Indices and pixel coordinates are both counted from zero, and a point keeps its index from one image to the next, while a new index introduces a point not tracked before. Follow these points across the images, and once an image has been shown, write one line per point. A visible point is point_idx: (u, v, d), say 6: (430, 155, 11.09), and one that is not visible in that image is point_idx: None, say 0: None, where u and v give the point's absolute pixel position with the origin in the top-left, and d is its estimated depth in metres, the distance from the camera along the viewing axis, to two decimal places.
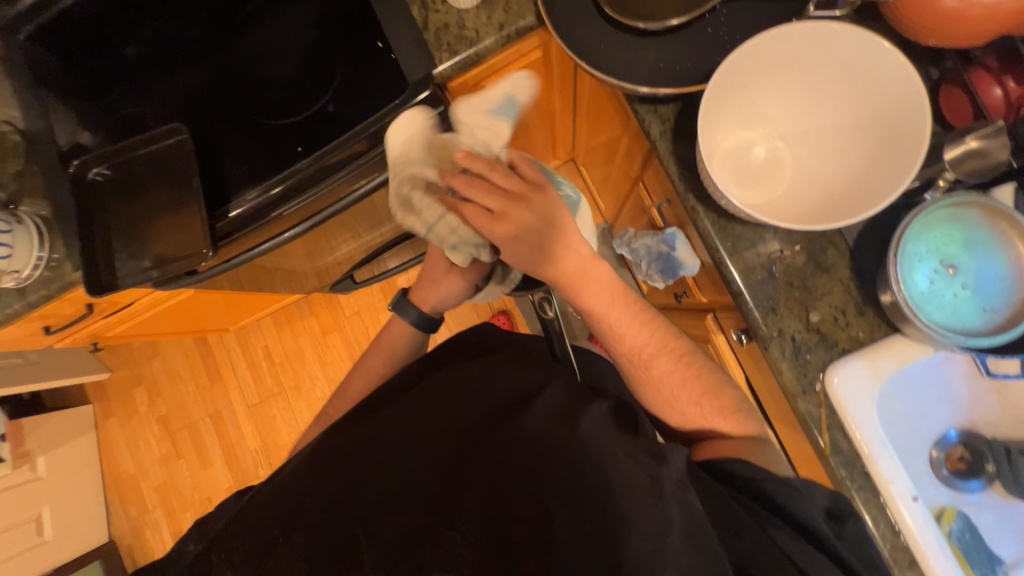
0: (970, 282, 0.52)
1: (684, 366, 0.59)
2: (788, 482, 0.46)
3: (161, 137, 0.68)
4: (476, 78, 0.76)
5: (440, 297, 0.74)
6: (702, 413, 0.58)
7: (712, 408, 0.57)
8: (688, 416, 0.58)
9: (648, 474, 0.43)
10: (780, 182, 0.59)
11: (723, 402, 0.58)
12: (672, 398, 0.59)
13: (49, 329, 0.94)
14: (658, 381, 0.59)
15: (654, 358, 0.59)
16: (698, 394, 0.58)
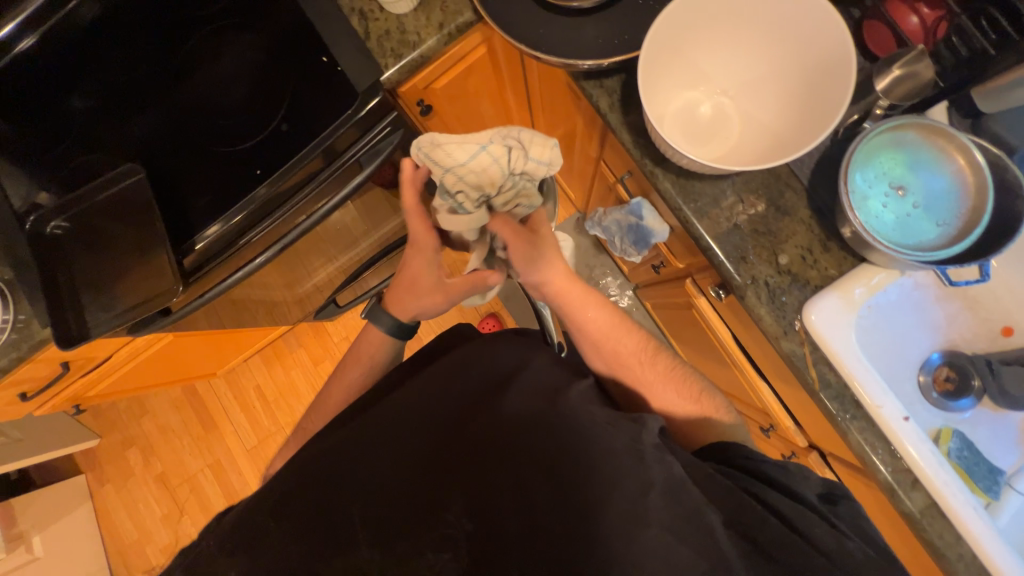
0: (921, 201, 0.56)
1: (676, 372, 0.64)
2: (783, 464, 0.48)
3: (119, 178, 0.67)
4: (424, 82, 0.79)
5: (424, 308, 0.71)
6: (662, 367, 0.64)
7: (710, 403, 0.60)
8: (655, 371, 0.63)
9: (629, 436, 0.46)
10: (729, 136, 0.61)
11: (715, 402, 0.60)
12: (674, 396, 0.61)
13: (26, 395, 0.91)
14: (662, 380, 0.62)
15: (654, 359, 0.64)
16: (697, 395, 0.61)
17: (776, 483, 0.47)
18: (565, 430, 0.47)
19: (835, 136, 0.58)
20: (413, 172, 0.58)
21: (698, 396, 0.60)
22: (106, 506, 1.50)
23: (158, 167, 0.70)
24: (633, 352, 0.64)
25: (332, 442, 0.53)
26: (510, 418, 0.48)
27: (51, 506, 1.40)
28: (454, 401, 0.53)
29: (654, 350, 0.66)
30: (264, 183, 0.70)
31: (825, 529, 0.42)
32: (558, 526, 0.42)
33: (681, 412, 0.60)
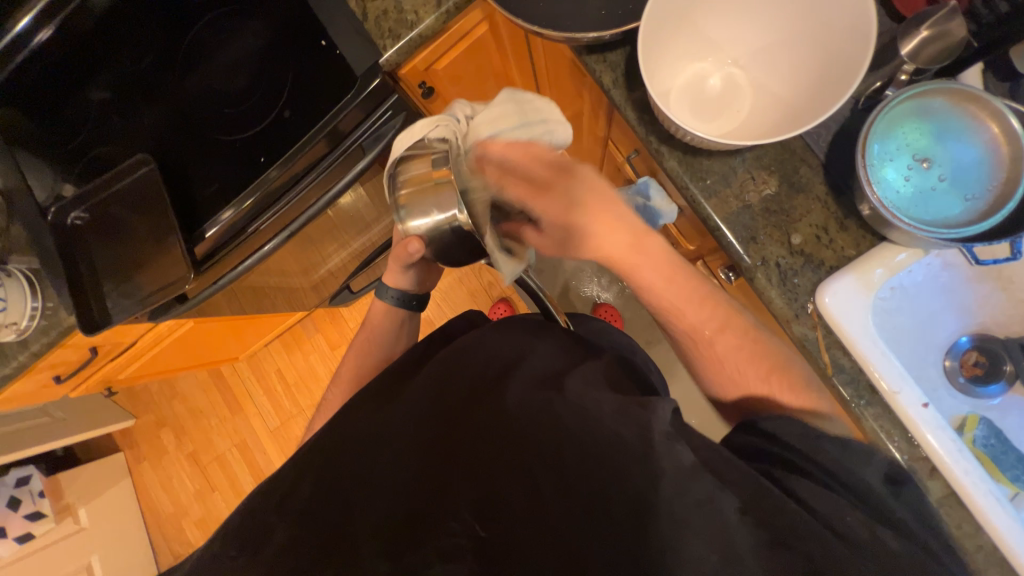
0: (948, 172, 0.52)
1: (749, 344, 0.51)
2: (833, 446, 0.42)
3: (129, 169, 0.69)
4: (425, 63, 0.78)
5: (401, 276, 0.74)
6: (756, 373, 0.50)
7: (784, 385, 0.49)
8: (733, 373, 0.51)
9: (638, 423, 0.43)
10: (740, 109, 0.58)
11: (793, 379, 0.49)
12: (737, 375, 0.51)
13: (60, 379, 0.97)
14: (718, 361, 0.52)
15: (711, 342, 0.52)
16: (766, 372, 0.50)
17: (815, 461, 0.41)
18: (563, 415, 0.46)
19: (855, 107, 0.55)
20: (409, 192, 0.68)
21: (753, 382, 0.50)
22: (143, 482, 1.59)
23: (169, 156, 0.71)
24: (713, 349, 0.52)
25: (340, 424, 0.54)
26: (511, 401, 0.48)
27: (93, 482, 1.49)
28: (455, 384, 0.54)
29: (760, 357, 0.50)
30: (274, 166, 0.70)
31: (858, 519, 0.37)
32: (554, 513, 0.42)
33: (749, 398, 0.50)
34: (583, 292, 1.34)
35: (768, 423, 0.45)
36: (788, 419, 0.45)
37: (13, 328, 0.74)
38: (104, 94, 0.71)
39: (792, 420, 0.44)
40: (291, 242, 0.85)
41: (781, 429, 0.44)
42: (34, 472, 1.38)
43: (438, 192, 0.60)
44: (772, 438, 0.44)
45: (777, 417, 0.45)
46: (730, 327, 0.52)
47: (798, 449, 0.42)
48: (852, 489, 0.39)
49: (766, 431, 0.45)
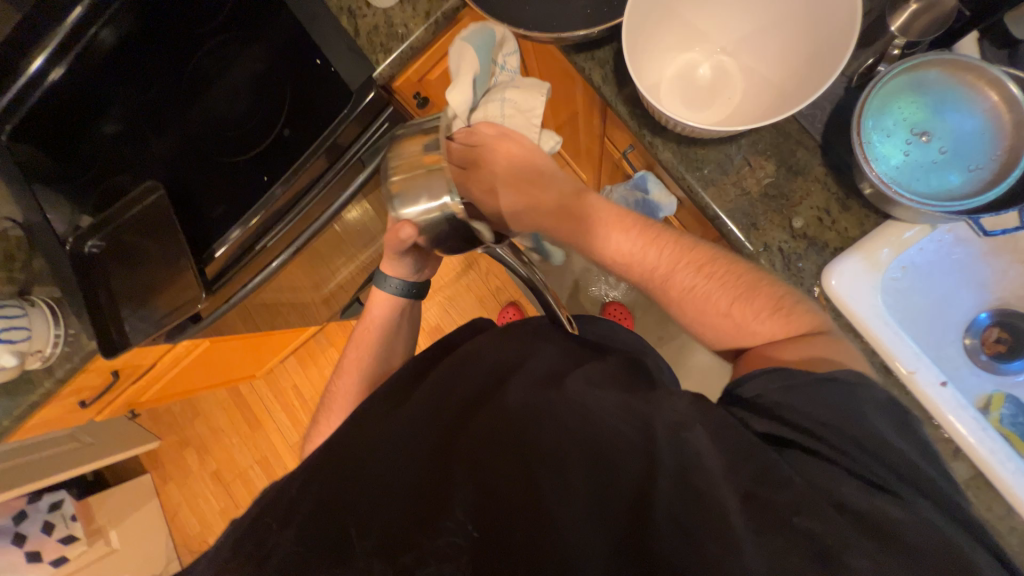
0: (948, 145, 0.51)
1: (708, 278, 0.52)
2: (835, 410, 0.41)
3: (142, 196, 0.71)
4: (418, 73, 0.80)
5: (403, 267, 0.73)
6: (739, 322, 0.50)
7: (748, 311, 0.50)
8: (720, 327, 0.51)
9: (643, 415, 0.43)
10: (732, 96, 0.58)
11: (759, 304, 0.50)
12: (702, 308, 0.51)
13: (85, 403, 1.01)
14: (683, 299, 0.52)
15: (671, 279, 0.53)
16: (729, 302, 0.51)
17: (811, 420, 0.41)
18: (566, 411, 0.46)
19: (849, 85, 0.54)
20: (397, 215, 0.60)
21: (715, 319, 0.51)
22: (170, 503, 1.62)
23: (176, 181, 0.74)
24: (690, 303, 0.52)
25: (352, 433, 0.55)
26: (517, 400, 0.48)
27: (123, 504, 1.53)
28: (463, 387, 0.54)
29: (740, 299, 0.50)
30: (278, 184, 0.72)
31: (857, 486, 0.37)
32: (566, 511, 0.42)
33: (716, 330, 0.51)
34: (592, 291, 1.33)
35: (757, 378, 0.46)
36: (778, 370, 0.45)
37: (38, 355, 0.77)
38: (116, 127, 0.71)
39: (784, 369, 0.44)
40: (299, 257, 0.86)
41: (773, 383, 0.44)
42: (65, 497, 1.42)
43: (429, 177, 0.55)
44: (764, 395, 0.44)
45: (768, 368, 0.46)
46: (711, 284, 0.51)
47: (791, 406, 0.42)
48: (854, 451, 0.39)
49: (756, 390, 0.45)
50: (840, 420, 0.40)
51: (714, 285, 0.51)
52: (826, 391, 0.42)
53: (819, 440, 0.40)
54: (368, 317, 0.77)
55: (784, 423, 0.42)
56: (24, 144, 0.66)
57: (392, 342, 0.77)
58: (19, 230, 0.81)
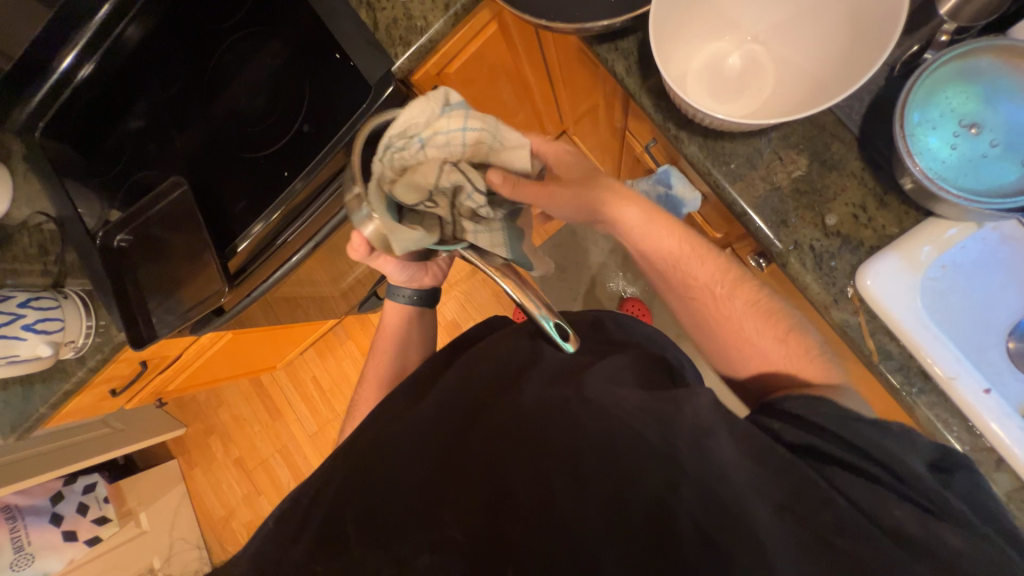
0: (1000, 138, 0.48)
1: (765, 303, 0.54)
2: (880, 426, 0.40)
3: (166, 192, 0.72)
4: (436, 67, 0.79)
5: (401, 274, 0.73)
6: (782, 354, 0.51)
7: (802, 343, 0.51)
8: (767, 357, 0.52)
9: (667, 417, 0.42)
10: (763, 87, 0.56)
11: (808, 339, 0.52)
12: (754, 336, 0.53)
13: (116, 391, 1.04)
14: (738, 321, 0.54)
15: (734, 295, 0.54)
16: (783, 331, 0.52)
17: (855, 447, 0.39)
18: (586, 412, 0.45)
19: (891, 74, 0.51)
20: (355, 241, 0.62)
21: (765, 345, 0.52)
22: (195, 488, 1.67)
23: (200, 176, 0.75)
24: (747, 322, 0.53)
25: (370, 428, 0.55)
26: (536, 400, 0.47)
27: (152, 487, 1.59)
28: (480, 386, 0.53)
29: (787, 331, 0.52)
30: (298, 179, 0.72)
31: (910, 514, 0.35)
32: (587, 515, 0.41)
33: (763, 359, 0.52)
34: (609, 288, 1.31)
35: (792, 401, 0.44)
36: (812, 398, 0.43)
37: (71, 345, 0.79)
38: (140, 123, 0.75)
39: (826, 399, 0.42)
40: (318, 252, 0.87)
41: (809, 407, 0.42)
42: (98, 480, 1.48)
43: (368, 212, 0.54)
44: (802, 418, 0.42)
45: (806, 394, 0.44)
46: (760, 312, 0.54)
47: (835, 432, 0.40)
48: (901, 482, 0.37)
49: (793, 410, 0.43)
50: (889, 454, 0.38)
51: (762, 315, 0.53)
52: (872, 427, 0.40)
53: (865, 459, 0.38)
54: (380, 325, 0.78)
55: (828, 440, 0.40)
56: (54, 139, 0.73)
57: (409, 337, 0.77)
58: (53, 224, 0.83)
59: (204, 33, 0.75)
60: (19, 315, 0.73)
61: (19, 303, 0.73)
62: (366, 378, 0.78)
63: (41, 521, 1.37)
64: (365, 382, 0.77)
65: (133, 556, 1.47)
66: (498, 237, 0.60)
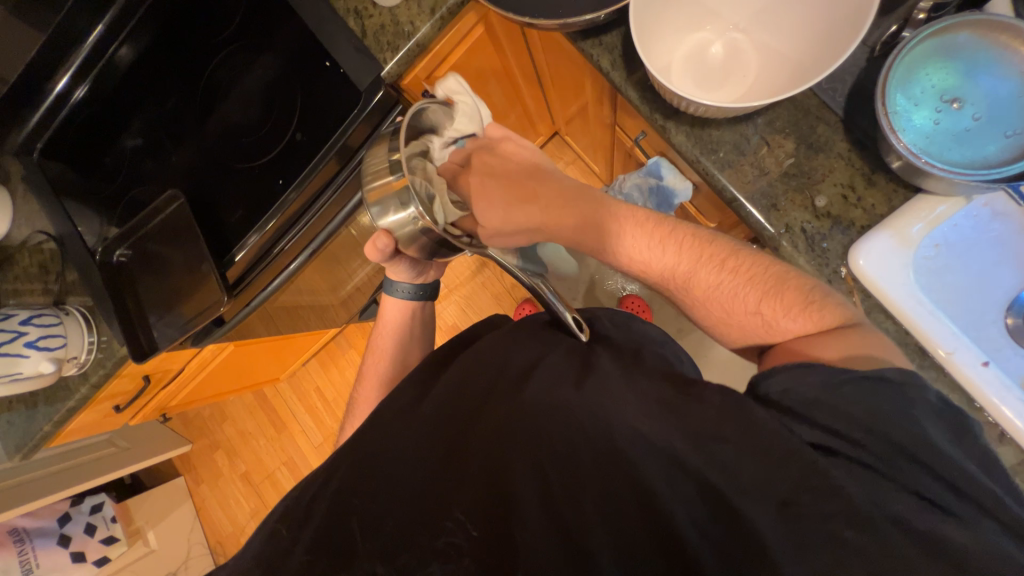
0: (982, 111, 0.48)
1: (732, 272, 0.49)
2: (884, 387, 0.37)
3: (162, 206, 0.73)
4: (425, 71, 0.80)
5: (408, 271, 0.74)
6: (767, 321, 0.47)
7: (779, 308, 0.46)
8: (751, 328, 0.48)
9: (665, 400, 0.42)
10: (746, 74, 0.57)
11: (787, 299, 0.46)
12: (725, 312, 0.50)
13: (119, 407, 1.05)
14: (704, 300, 0.51)
15: (692, 278, 0.51)
16: (756, 300, 0.48)
17: (843, 414, 0.37)
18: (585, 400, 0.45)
19: (871, 55, 0.52)
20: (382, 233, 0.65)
21: (745, 316, 0.48)
22: (202, 505, 1.66)
23: (196, 189, 0.75)
24: (716, 301, 0.50)
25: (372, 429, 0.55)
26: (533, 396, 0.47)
27: (159, 505, 1.58)
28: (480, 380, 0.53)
29: (766, 290, 0.47)
30: (292, 189, 0.73)
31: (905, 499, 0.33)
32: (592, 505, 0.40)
33: (743, 332, 0.49)
34: (608, 286, 1.31)
35: (779, 374, 0.41)
36: (802, 366, 0.41)
37: (73, 361, 0.80)
38: (136, 141, 0.76)
39: (815, 366, 0.40)
40: (316, 260, 0.87)
41: (794, 380, 0.40)
42: (105, 500, 1.48)
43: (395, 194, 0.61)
44: (785, 393, 0.40)
45: (795, 364, 0.41)
46: (736, 279, 0.49)
47: (829, 403, 0.38)
48: (895, 452, 0.35)
49: (778, 387, 0.41)
50: (887, 423, 0.36)
51: (739, 282, 0.49)
52: (863, 390, 0.37)
53: (863, 434, 0.36)
54: (383, 318, 0.78)
55: (829, 418, 0.37)
56: (52, 159, 0.74)
57: (409, 340, 0.77)
58: (53, 243, 0.84)
59: (195, 47, 0.76)
60: (20, 332, 0.73)
61: (20, 321, 0.74)
62: (365, 379, 0.77)
63: (49, 543, 1.37)
64: (365, 385, 0.77)
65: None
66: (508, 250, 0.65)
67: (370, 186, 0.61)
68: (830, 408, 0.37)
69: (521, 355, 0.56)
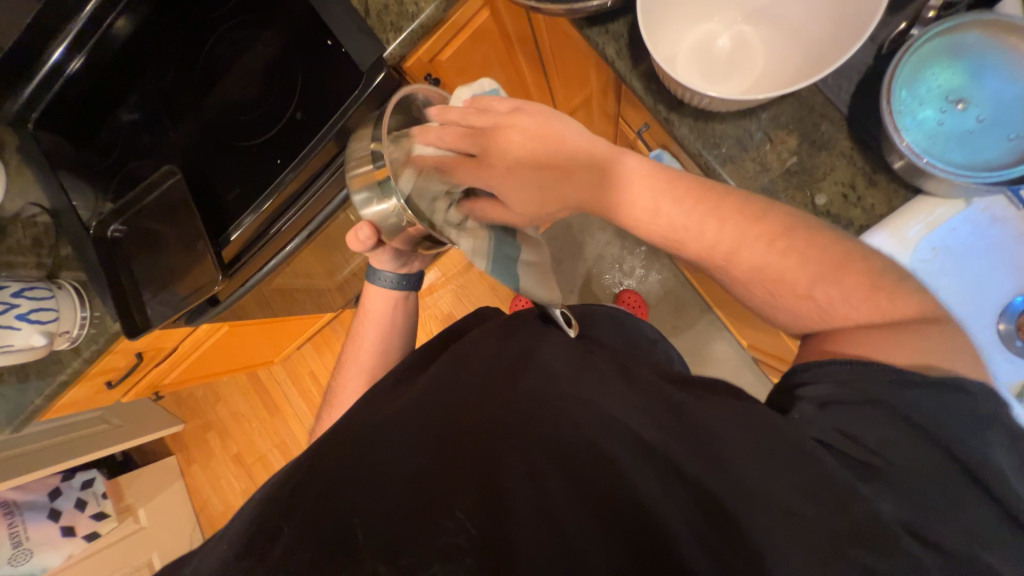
0: (986, 113, 0.48)
1: (781, 254, 0.45)
2: (956, 398, 0.35)
3: (159, 181, 0.72)
4: (429, 54, 0.79)
5: (384, 259, 0.72)
6: (821, 306, 0.44)
7: (836, 293, 0.43)
8: (803, 312, 0.45)
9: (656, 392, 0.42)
10: (752, 68, 0.56)
11: (845, 284, 0.43)
12: (771, 293, 0.46)
13: (111, 384, 1.04)
14: (746, 280, 0.47)
15: (735, 256, 0.46)
16: (809, 282, 0.44)
17: (896, 414, 0.36)
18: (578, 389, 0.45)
19: (879, 52, 0.52)
20: (366, 225, 0.62)
21: (795, 300, 0.45)
22: (194, 485, 1.67)
23: (193, 166, 0.74)
24: (761, 283, 0.47)
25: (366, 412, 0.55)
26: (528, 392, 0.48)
27: (150, 484, 1.59)
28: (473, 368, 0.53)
29: (821, 276, 0.43)
30: (290, 169, 0.73)
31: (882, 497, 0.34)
32: (583, 493, 0.40)
33: (787, 314, 0.46)
34: (606, 280, 1.31)
35: (831, 367, 0.40)
36: (859, 362, 0.39)
37: (65, 336, 0.80)
38: (133, 115, 0.74)
39: (870, 366, 0.38)
40: (313, 243, 0.87)
41: (848, 375, 0.39)
42: (96, 476, 1.47)
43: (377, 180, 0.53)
44: (836, 388, 0.39)
45: (851, 359, 0.40)
46: (789, 260, 0.45)
47: (888, 407, 0.37)
48: (940, 459, 0.34)
49: (828, 378, 0.40)
50: (948, 437, 0.35)
51: (792, 262, 0.45)
52: (927, 395, 0.36)
53: (916, 448, 0.35)
54: (366, 308, 0.77)
55: (886, 425, 0.36)
56: (46, 129, 0.70)
57: (397, 325, 0.77)
58: (48, 216, 0.83)
59: (196, 21, 0.75)
60: (12, 304, 0.72)
61: (12, 293, 0.73)
62: (348, 362, 0.77)
63: (39, 517, 1.37)
64: (349, 368, 0.76)
65: (130, 554, 1.47)
66: (481, 245, 0.55)
67: (352, 172, 0.56)
68: (892, 414, 0.36)
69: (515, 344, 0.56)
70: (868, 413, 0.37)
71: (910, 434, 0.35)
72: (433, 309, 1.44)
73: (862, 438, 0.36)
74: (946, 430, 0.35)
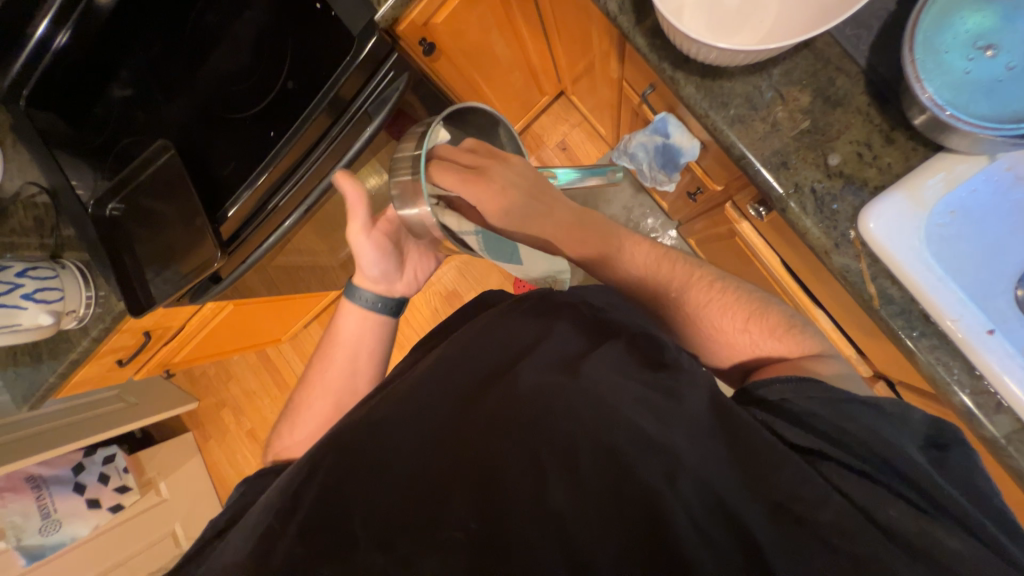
0: (1017, 60, 0.45)
1: (721, 294, 0.54)
2: (877, 407, 0.39)
3: (155, 157, 0.70)
4: (423, 16, 0.76)
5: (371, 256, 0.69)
6: (751, 340, 0.52)
7: (763, 329, 0.51)
8: (736, 345, 0.52)
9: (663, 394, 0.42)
10: (764, 18, 0.53)
11: (770, 322, 0.52)
12: (715, 330, 0.53)
13: (123, 362, 1.06)
14: (694, 320, 0.54)
15: (681, 299, 0.55)
16: (743, 320, 0.52)
17: (837, 422, 0.38)
18: (585, 402, 0.43)
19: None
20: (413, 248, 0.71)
21: (734, 334, 0.52)
22: (212, 459, 1.72)
23: (186, 141, 0.73)
24: (704, 318, 0.54)
25: (377, 393, 0.56)
26: (533, 376, 0.46)
27: (168, 459, 1.63)
28: (480, 352, 0.52)
29: (749, 314, 0.52)
30: (282, 144, 0.71)
31: (858, 480, 0.36)
32: (590, 465, 0.39)
33: (732, 350, 0.53)
34: None
35: (778, 383, 0.43)
36: (803, 380, 0.43)
37: (73, 315, 0.80)
38: (126, 92, 0.72)
39: (814, 381, 0.42)
40: (312, 219, 0.86)
41: (793, 390, 0.42)
42: (117, 452, 1.51)
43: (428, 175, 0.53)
44: (786, 398, 0.42)
45: (795, 376, 0.43)
46: (722, 299, 0.54)
47: (823, 415, 0.39)
48: (879, 464, 0.36)
49: (778, 393, 0.43)
50: (885, 443, 0.37)
51: (725, 303, 0.54)
52: (864, 409, 0.39)
53: (858, 456, 0.37)
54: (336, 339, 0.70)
55: (829, 438, 0.38)
56: (41, 110, 0.71)
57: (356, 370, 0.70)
58: (45, 196, 0.82)
59: None
60: (17, 284, 0.73)
61: (17, 272, 0.74)
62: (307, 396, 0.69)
63: (65, 491, 1.40)
64: (314, 387, 0.68)
65: (149, 558, 1.45)
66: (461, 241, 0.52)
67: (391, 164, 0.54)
68: (832, 427, 0.38)
69: (519, 331, 0.53)
70: (823, 426, 0.39)
71: (847, 445, 0.37)
72: (437, 286, 1.44)
73: (803, 441, 0.38)
74: (882, 438, 0.37)
